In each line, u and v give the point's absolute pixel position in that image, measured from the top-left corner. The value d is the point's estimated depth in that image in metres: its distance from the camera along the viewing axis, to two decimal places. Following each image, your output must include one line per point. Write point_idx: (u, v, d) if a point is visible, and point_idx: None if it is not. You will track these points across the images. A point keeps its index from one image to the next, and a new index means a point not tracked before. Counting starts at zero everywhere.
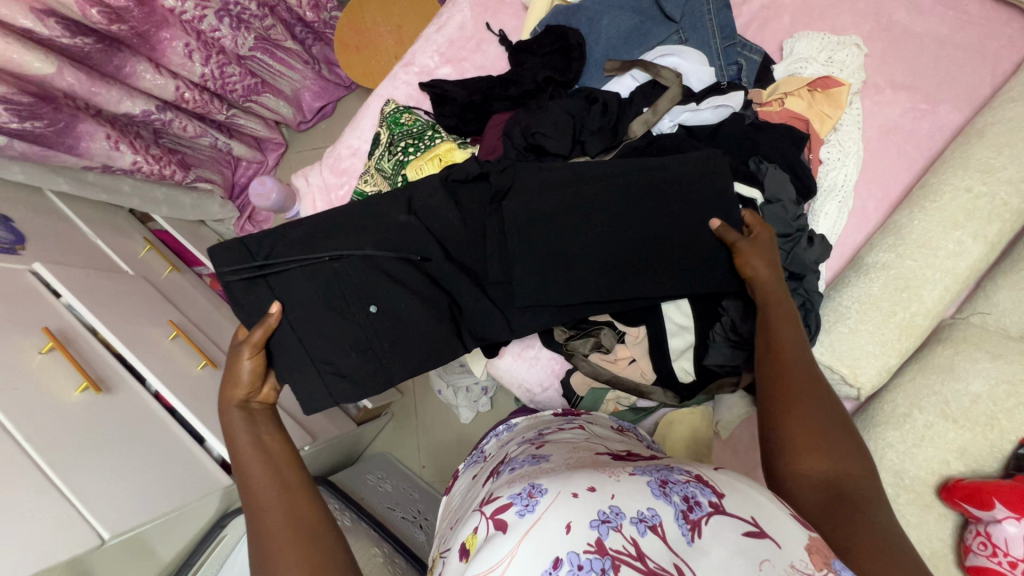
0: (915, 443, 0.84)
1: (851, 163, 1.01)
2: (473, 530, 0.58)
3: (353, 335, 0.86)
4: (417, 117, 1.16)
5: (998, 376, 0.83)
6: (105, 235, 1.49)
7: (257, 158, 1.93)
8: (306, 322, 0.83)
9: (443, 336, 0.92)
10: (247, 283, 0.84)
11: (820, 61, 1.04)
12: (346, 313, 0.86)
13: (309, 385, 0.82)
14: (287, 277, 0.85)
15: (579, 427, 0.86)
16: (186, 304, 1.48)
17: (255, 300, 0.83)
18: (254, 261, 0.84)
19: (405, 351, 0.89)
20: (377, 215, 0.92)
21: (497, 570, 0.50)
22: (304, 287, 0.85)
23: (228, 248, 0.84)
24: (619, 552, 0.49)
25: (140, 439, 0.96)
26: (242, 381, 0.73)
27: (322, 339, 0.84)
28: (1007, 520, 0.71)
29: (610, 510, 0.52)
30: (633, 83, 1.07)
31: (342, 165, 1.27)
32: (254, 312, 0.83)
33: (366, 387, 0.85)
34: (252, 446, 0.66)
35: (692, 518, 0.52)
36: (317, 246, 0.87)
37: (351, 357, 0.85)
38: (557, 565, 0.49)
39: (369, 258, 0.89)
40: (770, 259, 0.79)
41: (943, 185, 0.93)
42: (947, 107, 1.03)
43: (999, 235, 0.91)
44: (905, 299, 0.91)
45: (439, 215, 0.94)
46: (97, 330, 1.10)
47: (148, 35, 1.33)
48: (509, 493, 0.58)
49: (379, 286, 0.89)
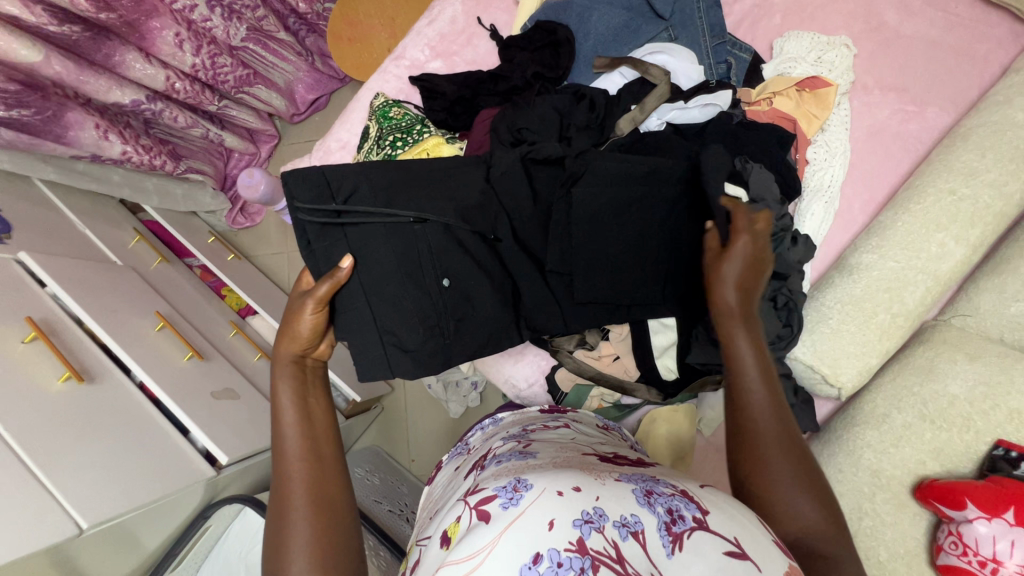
0: (891, 443, 0.85)
1: (837, 164, 1.01)
2: (456, 518, 0.58)
3: (422, 308, 0.82)
4: (406, 111, 1.15)
5: (976, 378, 0.83)
6: (94, 225, 1.49)
7: (250, 149, 1.92)
8: (379, 284, 0.79)
9: (503, 324, 0.90)
10: (324, 228, 0.80)
11: (809, 61, 1.04)
12: (420, 283, 0.83)
13: (369, 353, 0.78)
14: (366, 231, 0.81)
15: (564, 426, 0.86)
16: (175, 295, 1.48)
17: (329, 247, 0.79)
18: (334, 204, 0.80)
19: (468, 335, 0.87)
20: (457, 182, 0.88)
21: (479, 556, 0.50)
22: (380, 246, 0.81)
23: (309, 180, 0.79)
24: (599, 553, 0.49)
25: (125, 430, 0.96)
26: (301, 335, 0.70)
27: (391, 307, 0.80)
28: (978, 520, 0.72)
29: (594, 511, 0.52)
30: (622, 81, 1.06)
31: (331, 159, 1.27)
32: (323, 261, 0.79)
33: (427, 365, 0.83)
34: (296, 407, 0.65)
35: (674, 531, 0.52)
36: (401, 203, 0.83)
37: (415, 332, 0.82)
38: (536, 560, 0.49)
39: (448, 227, 0.86)
40: (737, 282, 0.70)
41: (927, 188, 0.94)
42: (935, 109, 1.04)
43: (981, 238, 0.91)
44: (886, 300, 0.91)
45: (516, 187, 0.91)
46: (82, 319, 1.10)
47: (138, 24, 1.32)
48: (496, 486, 0.59)
49: (452, 261, 0.86)
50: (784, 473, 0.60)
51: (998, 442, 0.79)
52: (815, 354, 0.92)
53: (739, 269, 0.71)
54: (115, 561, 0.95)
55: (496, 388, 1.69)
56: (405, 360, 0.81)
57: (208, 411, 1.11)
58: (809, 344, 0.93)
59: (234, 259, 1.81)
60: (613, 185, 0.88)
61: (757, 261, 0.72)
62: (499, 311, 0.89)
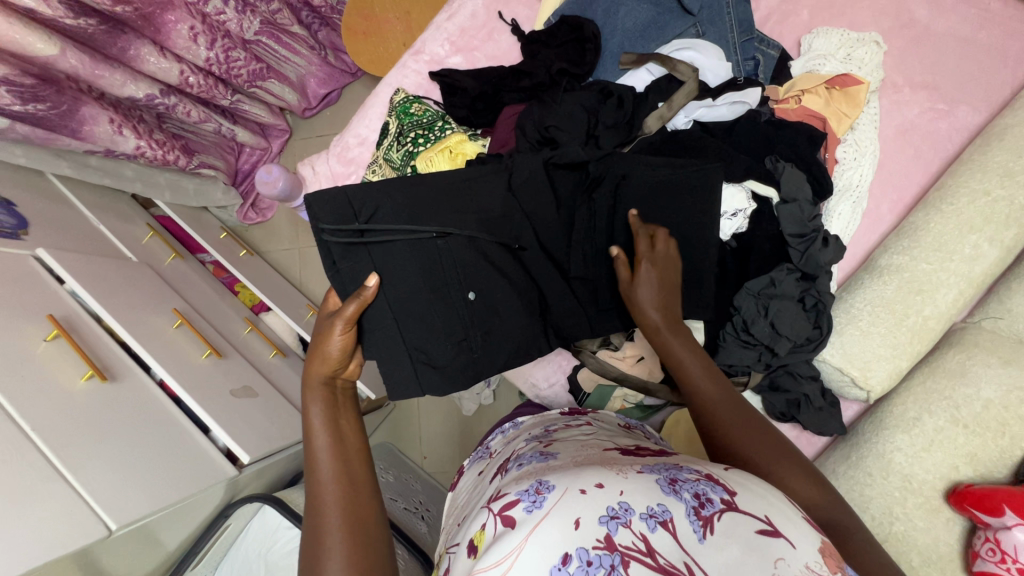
0: (923, 447, 0.84)
1: (867, 164, 1.00)
2: (481, 526, 0.57)
3: (450, 323, 0.81)
4: (427, 107, 1.14)
5: (1010, 383, 0.82)
6: (108, 220, 1.48)
7: (261, 144, 1.90)
8: (406, 302, 0.78)
9: (532, 334, 0.88)
10: (348, 248, 0.77)
11: (839, 58, 1.03)
12: (446, 298, 0.81)
13: (399, 372, 0.78)
14: (390, 248, 0.78)
15: (586, 424, 0.86)
16: (189, 291, 1.47)
17: (354, 267, 0.77)
18: (356, 223, 0.77)
19: (495, 347, 0.85)
20: (481, 191, 0.85)
21: (505, 564, 0.49)
22: (405, 264, 0.78)
23: (330, 200, 0.76)
24: (628, 549, 0.49)
25: (147, 428, 0.96)
26: (331, 357, 0.71)
27: (418, 324, 0.78)
28: (1017, 527, 0.70)
29: (619, 506, 0.51)
30: (649, 78, 1.04)
31: (350, 155, 1.26)
32: (349, 281, 0.77)
33: (456, 380, 0.81)
34: (327, 432, 0.65)
35: (704, 514, 0.51)
36: (424, 218, 0.81)
37: (444, 348, 0.80)
38: (565, 561, 0.48)
39: (471, 239, 0.83)
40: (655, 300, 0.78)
41: (960, 188, 0.92)
42: (966, 108, 1.02)
43: (1015, 239, 0.90)
44: (917, 303, 0.90)
45: (539, 194, 0.88)
46: (102, 317, 1.09)
47: (153, 18, 1.30)
48: (517, 490, 0.58)
49: (476, 274, 0.83)
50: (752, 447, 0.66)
51: None
52: (845, 356, 0.91)
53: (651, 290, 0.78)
54: (141, 559, 0.95)
55: (510, 386, 1.69)
56: (431, 377, 0.79)
57: (228, 410, 1.10)
58: (838, 346, 0.92)
59: (246, 255, 1.80)
60: (638, 200, 0.88)
61: (669, 282, 0.80)
62: (525, 321, 0.87)
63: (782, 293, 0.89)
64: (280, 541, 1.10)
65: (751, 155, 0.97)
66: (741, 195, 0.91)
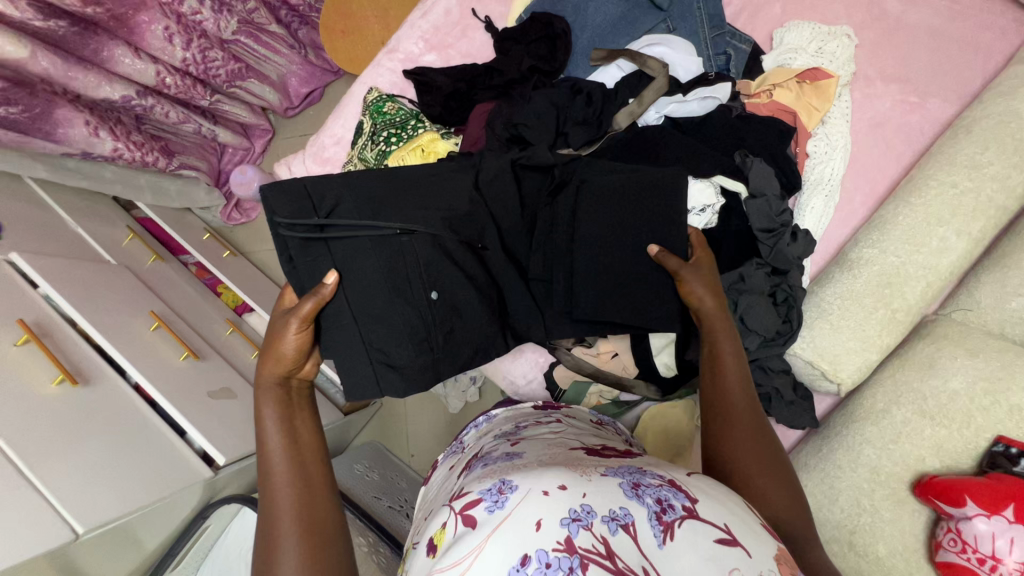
0: (890, 439, 0.85)
1: (839, 157, 1.00)
2: (442, 526, 0.57)
3: (412, 323, 0.78)
4: (400, 106, 1.14)
5: (976, 374, 0.83)
6: (87, 223, 1.47)
7: (243, 144, 1.89)
8: (367, 300, 0.76)
9: (491, 336, 0.87)
10: (306, 243, 0.76)
11: (810, 52, 1.02)
12: (409, 297, 0.79)
13: (356, 371, 0.76)
14: (351, 244, 0.77)
15: (557, 421, 0.86)
16: (170, 294, 1.47)
17: (313, 262, 0.75)
18: (316, 217, 0.76)
19: (457, 349, 0.83)
20: (446, 188, 0.85)
21: (464, 563, 0.50)
22: (366, 260, 0.77)
23: (291, 193, 0.76)
24: (588, 552, 0.48)
25: (118, 431, 0.95)
26: (286, 355, 0.70)
27: (378, 322, 0.76)
28: (978, 517, 0.71)
29: (580, 509, 0.51)
30: (620, 74, 1.04)
31: (325, 155, 1.25)
32: (307, 277, 0.75)
33: (416, 384, 0.78)
34: (281, 430, 0.65)
35: (664, 520, 0.52)
36: (387, 215, 0.80)
37: (406, 349, 0.78)
38: (525, 562, 0.49)
39: (436, 237, 0.82)
40: (708, 288, 0.78)
41: (929, 180, 0.92)
42: (937, 101, 1.02)
43: (983, 231, 0.90)
44: (887, 295, 0.90)
45: (503, 194, 0.89)
46: (76, 320, 1.09)
47: (126, 18, 1.30)
48: (480, 488, 0.58)
49: (441, 273, 0.82)
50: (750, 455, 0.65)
51: (999, 438, 0.78)
52: (815, 350, 0.91)
53: (706, 279, 0.78)
54: (115, 562, 0.95)
55: (495, 383, 1.69)
56: (392, 379, 0.77)
57: (205, 411, 1.10)
58: (808, 340, 0.93)
59: (230, 256, 1.79)
60: (603, 202, 0.86)
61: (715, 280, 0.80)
62: (486, 322, 0.86)
63: (750, 288, 0.90)
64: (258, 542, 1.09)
65: (722, 150, 0.97)
66: (709, 190, 0.89)
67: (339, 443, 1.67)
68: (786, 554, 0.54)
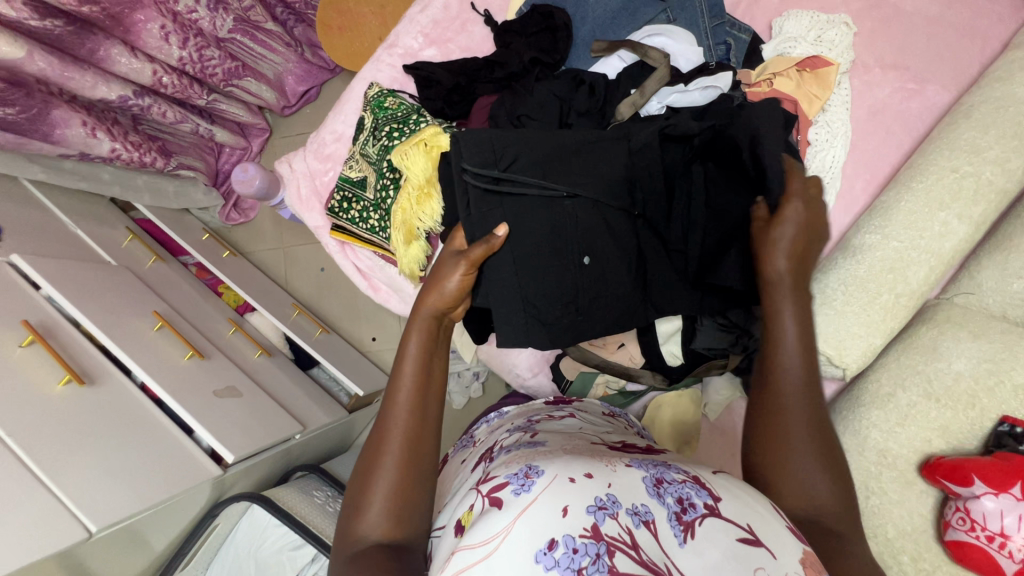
0: (896, 422, 0.86)
1: (839, 145, 1.01)
2: (469, 507, 0.58)
3: (565, 284, 0.80)
4: (401, 101, 1.13)
5: (981, 356, 0.84)
6: (86, 225, 1.47)
7: (241, 144, 1.89)
8: (530, 257, 0.78)
9: (634, 304, 0.86)
10: (484, 193, 0.79)
11: (809, 40, 1.03)
12: (563, 260, 0.80)
13: (512, 323, 0.79)
14: (522, 201, 0.79)
15: (569, 415, 0.86)
16: (171, 294, 1.47)
17: (487, 213, 0.78)
18: (497, 168, 0.79)
19: (604, 315, 0.84)
20: (605, 152, 0.84)
21: (492, 542, 0.50)
22: (535, 218, 0.79)
23: (478, 144, 0.80)
24: (614, 539, 0.49)
25: (127, 430, 0.95)
26: (447, 293, 0.68)
27: (539, 282, 0.79)
28: (985, 496, 0.72)
29: (606, 497, 0.52)
30: (621, 65, 1.04)
31: (327, 151, 1.25)
32: (480, 224, 0.77)
33: (563, 343, 0.82)
34: (420, 365, 0.63)
35: (685, 520, 0.52)
36: (557, 177, 0.81)
37: (557, 309, 0.80)
38: (552, 546, 0.49)
39: (597, 203, 0.82)
40: (788, 247, 0.69)
41: (931, 166, 0.93)
42: (935, 87, 1.03)
43: (984, 215, 0.91)
44: (890, 281, 0.91)
45: (653, 165, 0.86)
46: (80, 321, 1.09)
47: (122, 17, 1.29)
48: (507, 473, 0.58)
49: (597, 241, 0.81)
50: (804, 450, 0.60)
51: (1005, 418, 0.79)
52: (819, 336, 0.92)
53: (791, 236, 0.70)
54: (127, 561, 0.95)
55: (499, 378, 1.69)
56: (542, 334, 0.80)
57: (210, 410, 1.10)
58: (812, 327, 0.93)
59: (229, 255, 1.79)
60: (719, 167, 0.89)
61: (810, 229, 0.71)
62: (631, 292, 0.85)
63: None
64: (269, 539, 1.13)
65: None
66: None
67: (345, 440, 1.67)
68: (812, 559, 0.53)
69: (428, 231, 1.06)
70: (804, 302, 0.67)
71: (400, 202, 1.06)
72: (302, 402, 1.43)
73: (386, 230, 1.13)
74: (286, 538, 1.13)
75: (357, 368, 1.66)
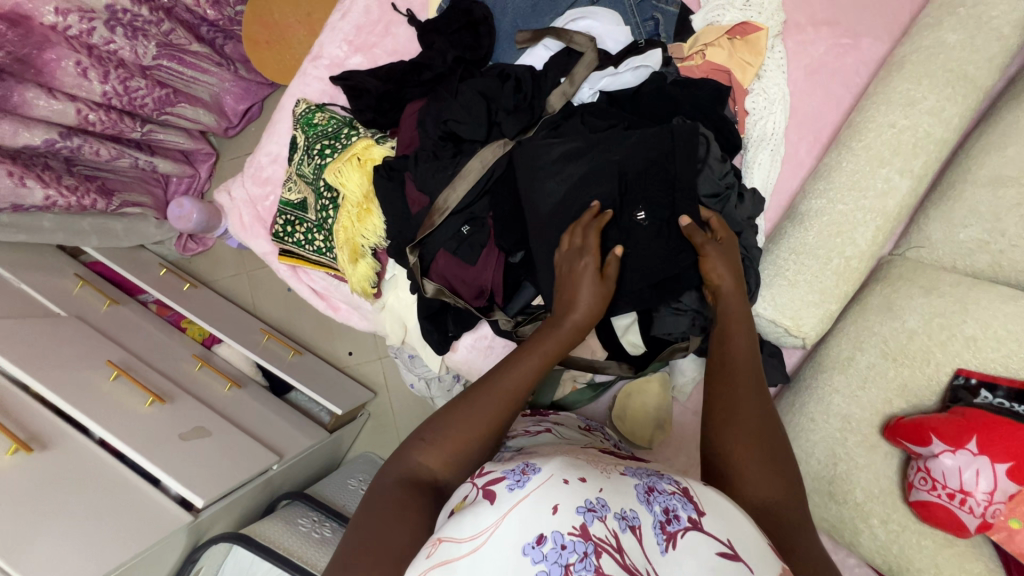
0: (858, 385, 0.86)
1: (778, 111, 0.99)
2: (462, 497, 0.58)
3: (657, 251, 0.82)
4: (331, 115, 1.11)
5: (932, 311, 0.83)
6: (31, 277, 1.42)
7: (187, 171, 1.81)
8: (652, 245, 0.83)
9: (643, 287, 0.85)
10: (641, 175, 0.83)
11: (738, 6, 1.00)
12: (642, 233, 0.83)
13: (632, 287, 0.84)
14: (645, 179, 0.83)
15: (546, 431, 0.83)
16: (129, 337, 1.43)
17: (652, 186, 0.83)
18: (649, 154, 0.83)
19: (654, 299, 0.86)
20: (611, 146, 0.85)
21: (480, 537, 0.51)
22: (647, 187, 0.82)
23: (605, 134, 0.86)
24: (602, 540, 0.50)
25: (87, 490, 0.94)
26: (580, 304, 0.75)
27: (649, 257, 0.83)
28: (944, 453, 0.72)
29: (596, 500, 0.52)
30: (547, 53, 1.01)
31: (264, 174, 1.21)
32: (639, 190, 0.83)
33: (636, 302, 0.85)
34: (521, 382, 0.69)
35: (669, 530, 0.53)
36: (641, 173, 0.83)
37: (637, 278, 0.83)
38: (540, 541, 0.50)
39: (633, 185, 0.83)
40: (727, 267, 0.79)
41: (870, 121, 0.92)
42: (869, 39, 1.01)
43: (925, 167, 0.90)
44: (839, 244, 0.90)
45: (616, 151, 0.84)
46: (27, 383, 1.06)
47: (32, 58, 1.27)
48: (503, 467, 0.59)
49: (651, 195, 0.82)
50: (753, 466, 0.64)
51: (959, 371, 0.79)
52: (776, 307, 0.91)
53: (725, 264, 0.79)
54: None
55: None
56: (644, 294, 0.85)
57: (177, 456, 1.08)
58: (768, 299, 0.92)
59: (190, 288, 1.74)
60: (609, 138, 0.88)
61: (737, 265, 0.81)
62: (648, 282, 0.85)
63: None
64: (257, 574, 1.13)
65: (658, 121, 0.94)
66: None
67: (334, 457, 1.66)
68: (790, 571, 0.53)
69: (373, 247, 1.05)
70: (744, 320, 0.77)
71: (340, 220, 1.03)
72: (278, 431, 1.40)
73: (332, 249, 1.10)
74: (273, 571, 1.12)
75: (335, 387, 1.64)
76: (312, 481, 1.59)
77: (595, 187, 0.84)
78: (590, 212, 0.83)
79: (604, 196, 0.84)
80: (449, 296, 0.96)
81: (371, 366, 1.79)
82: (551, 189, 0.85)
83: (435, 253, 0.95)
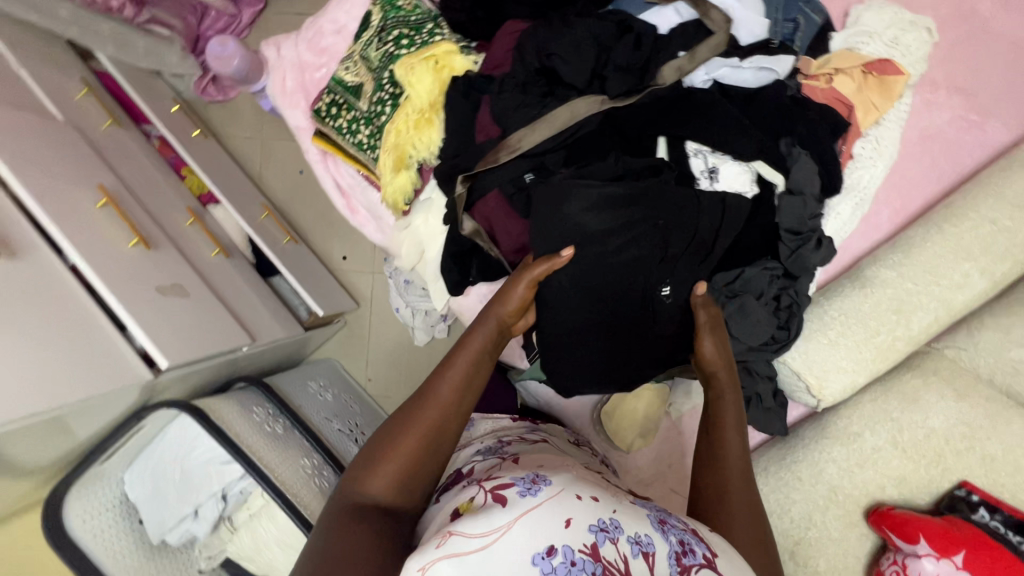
0: (856, 463, 0.85)
1: (882, 165, 0.92)
2: (469, 498, 0.56)
3: (665, 331, 0.82)
4: (418, 4, 1.00)
5: (958, 417, 0.83)
6: (36, 68, 1.27)
7: (229, 10, 1.66)
8: (651, 324, 0.82)
9: (644, 363, 0.84)
10: (680, 254, 0.80)
11: (885, 39, 0.92)
12: (651, 307, 0.81)
13: (630, 362, 0.83)
14: (676, 259, 0.80)
15: (542, 441, 0.80)
16: (124, 166, 1.32)
17: (683, 271, 0.80)
18: (689, 233, 0.79)
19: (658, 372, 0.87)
20: (657, 200, 0.77)
21: (490, 537, 0.48)
22: (670, 259, 0.79)
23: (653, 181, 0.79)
24: (611, 563, 0.48)
25: (47, 319, 0.87)
26: (514, 303, 0.74)
27: (654, 342, 0.83)
28: (927, 557, 0.73)
29: (609, 521, 0.51)
30: (676, 19, 0.91)
31: (322, 44, 1.10)
32: (675, 268, 0.80)
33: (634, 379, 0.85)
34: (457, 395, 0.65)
35: (684, 563, 0.50)
36: (674, 243, 0.79)
37: (639, 353, 0.83)
38: (551, 553, 0.47)
39: (670, 261, 0.80)
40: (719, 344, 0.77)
41: (970, 210, 0.87)
42: (998, 124, 0.94)
43: (1005, 274, 0.87)
44: (893, 321, 0.87)
45: (668, 204, 0.78)
46: (8, 183, 0.95)
47: None
48: (512, 476, 0.57)
49: (673, 271, 0.80)
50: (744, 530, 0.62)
51: (962, 483, 0.81)
52: (805, 361, 0.87)
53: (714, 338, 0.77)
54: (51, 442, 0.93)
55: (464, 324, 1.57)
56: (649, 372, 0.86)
57: (150, 309, 1.00)
58: (801, 351, 0.88)
59: (199, 136, 1.60)
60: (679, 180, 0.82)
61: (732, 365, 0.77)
62: (651, 360, 0.85)
63: (746, 287, 0.84)
64: (197, 450, 1.09)
65: (767, 134, 0.87)
66: (744, 176, 0.84)
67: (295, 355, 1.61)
68: None
69: (420, 162, 0.96)
70: (728, 411, 0.72)
71: (395, 121, 0.95)
72: (255, 313, 1.34)
73: (374, 148, 1.01)
74: (215, 451, 1.09)
75: (322, 288, 1.57)
76: (271, 372, 1.54)
77: (629, 247, 0.77)
78: (616, 279, 0.78)
79: (636, 261, 0.78)
80: (484, 241, 0.89)
81: (361, 278, 1.72)
82: (582, 232, 0.76)
83: (486, 192, 0.86)
